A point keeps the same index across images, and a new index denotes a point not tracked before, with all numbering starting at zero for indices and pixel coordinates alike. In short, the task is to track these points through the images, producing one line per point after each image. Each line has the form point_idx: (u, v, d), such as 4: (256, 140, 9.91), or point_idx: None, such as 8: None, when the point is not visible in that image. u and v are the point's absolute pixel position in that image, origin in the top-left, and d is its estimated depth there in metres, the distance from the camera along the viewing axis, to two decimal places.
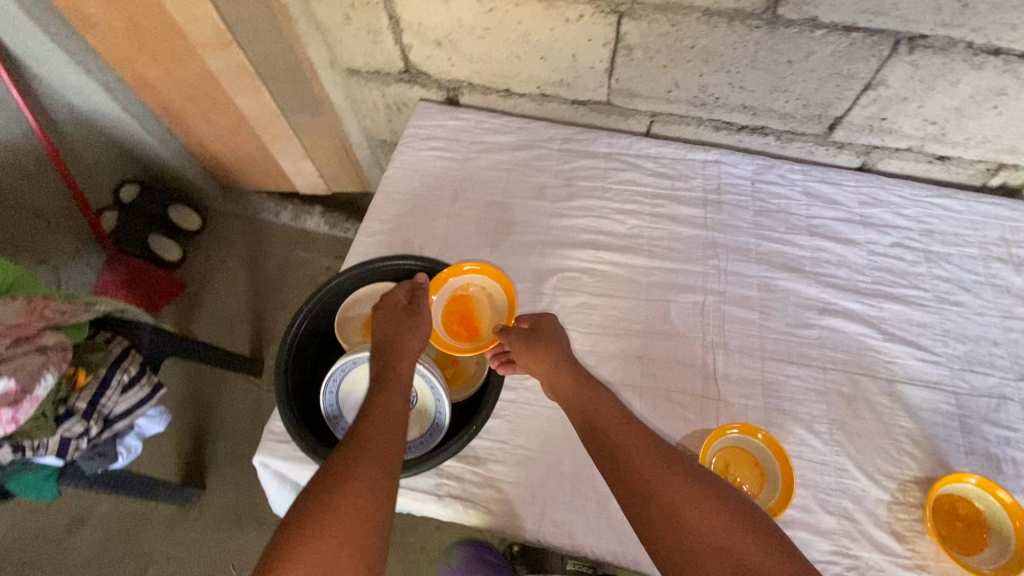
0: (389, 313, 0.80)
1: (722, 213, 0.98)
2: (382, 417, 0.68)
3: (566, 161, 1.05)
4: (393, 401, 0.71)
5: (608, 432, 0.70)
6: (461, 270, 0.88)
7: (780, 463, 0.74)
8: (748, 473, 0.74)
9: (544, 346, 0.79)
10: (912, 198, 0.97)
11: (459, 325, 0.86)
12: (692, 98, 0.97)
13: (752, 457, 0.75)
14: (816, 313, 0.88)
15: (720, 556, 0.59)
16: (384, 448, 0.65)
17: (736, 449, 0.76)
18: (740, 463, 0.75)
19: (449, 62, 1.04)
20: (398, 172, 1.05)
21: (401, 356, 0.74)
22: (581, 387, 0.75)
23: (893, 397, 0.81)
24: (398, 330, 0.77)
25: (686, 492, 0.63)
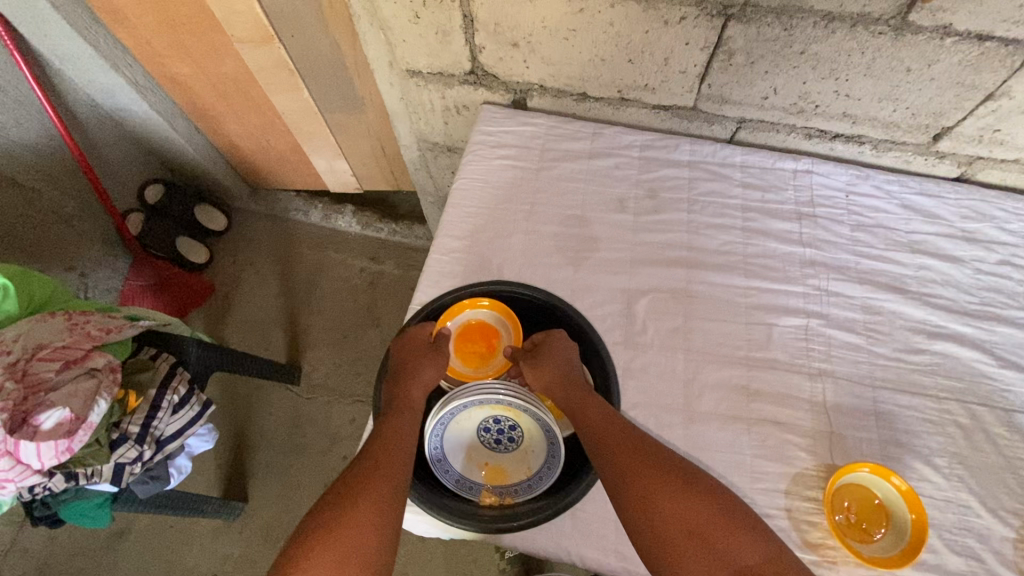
0: (404, 343, 0.76)
1: (818, 228, 0.93)
2: (392, 435, 0.67)
3: (647, 170, 0.99)
4: (404, 421, 0.69)
5: (596, 433, 0.68)
6: (478, 304, 0.84)
7: (911, 504, 0.71)
8: (876, 515, 0.72)
9: (545, 361, 0.75)
10: (1016, 212, 0.93)
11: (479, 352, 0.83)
12: (789, 105, 0.91)
13: (878, 502, 0.73)
14: (925, 337, 0.84)
15: (690, 538, 0.59)
16: (394, 467, 0.64)
17: (863, 486, 0.74)
18: (866, 504, 0.73)
19: (524, 64, 0.97)
20: (469, 184, 0.99)
21: (414, 382, 0.72)
22: (573, 391, 0.72)
23: (1011, 427, 0.78)
24: (415, 359, 0.75)
25: (664, 484, 0.63)
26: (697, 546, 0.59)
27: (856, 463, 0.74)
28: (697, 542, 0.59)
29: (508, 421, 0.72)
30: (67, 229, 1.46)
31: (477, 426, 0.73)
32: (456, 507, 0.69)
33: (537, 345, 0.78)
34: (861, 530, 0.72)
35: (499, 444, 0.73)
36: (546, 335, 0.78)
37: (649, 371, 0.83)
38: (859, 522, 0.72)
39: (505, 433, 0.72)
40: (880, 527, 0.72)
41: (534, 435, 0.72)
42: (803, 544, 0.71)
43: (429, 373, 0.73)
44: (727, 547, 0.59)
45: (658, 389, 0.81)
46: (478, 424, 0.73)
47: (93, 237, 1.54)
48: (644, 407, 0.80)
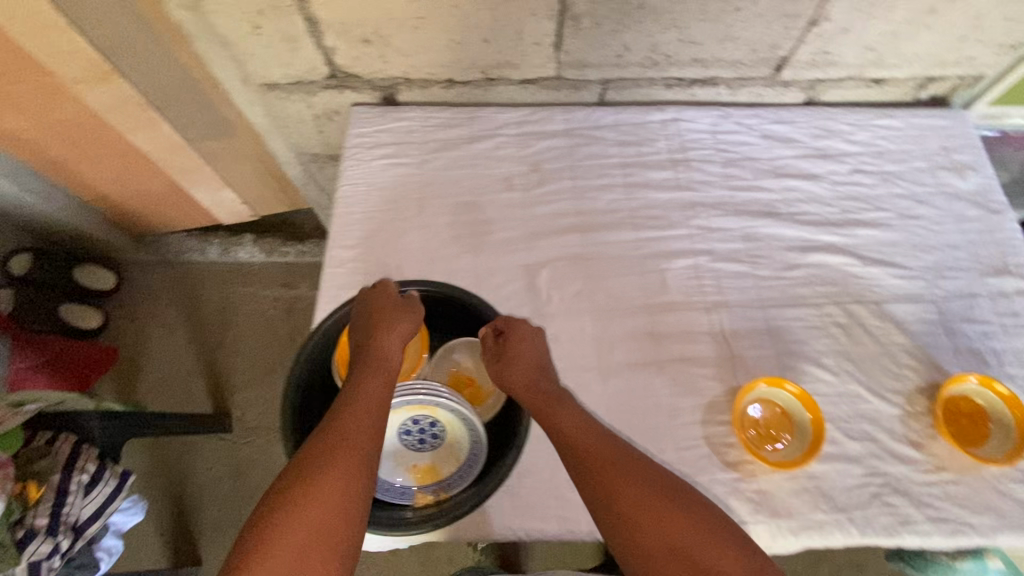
0: (377, 295, 0.74)
1: (691, 171, 0.98)
2: (363, 404, 0.64)
3: (527, 145, 1.00)
4: (377, 388, 0.66)
5: (573, 444, 0.65)
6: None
7: (806, 403, 0.78)
8: (780, 422, 0.78)
9: (514, 356, 0.71)
10: (858, 123, 1.02)
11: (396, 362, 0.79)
12: (644, 60, 0.95)
13: (780, 410, 0.79)
14: (800, 253, 0.91)
15: (673, 559, 0.57)
16: (364, 440, 0.61)
17: (765, 400, 0.80)
18: (770, 414, 0.79)
19: (382, 59, 0.96)
20: (352, 190, 0.96)
21: (390, 339, 0.69)
22: (544, 397, 0.69)
23: (883, 317, 0.86)
24: (391, 316, 0.72)
25: (646, 496, 0.61)
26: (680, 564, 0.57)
27: (753, 382, 0.80)
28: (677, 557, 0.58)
29: (428, 419, 0.72)
30: None
31: (399, 430, 0.72)
32: (386, 517, 0.67)
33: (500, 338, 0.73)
34: (772, 438, 0.78)
35: (423, 445, 0.72)
36: (507, 317, 0.75)
37: (560, 338, 0.85)
38: (768, 430, 0.78)
39: (427, 432, 0.72)
40: (785, 433, 0.78)
41: (455, 427, 0.71)
42: (725, 466, 0.76)
43: (405, 328, 0.71)
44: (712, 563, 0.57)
45: (573, 354, 0.84)
46: (398, 427, 0.72)
47: None
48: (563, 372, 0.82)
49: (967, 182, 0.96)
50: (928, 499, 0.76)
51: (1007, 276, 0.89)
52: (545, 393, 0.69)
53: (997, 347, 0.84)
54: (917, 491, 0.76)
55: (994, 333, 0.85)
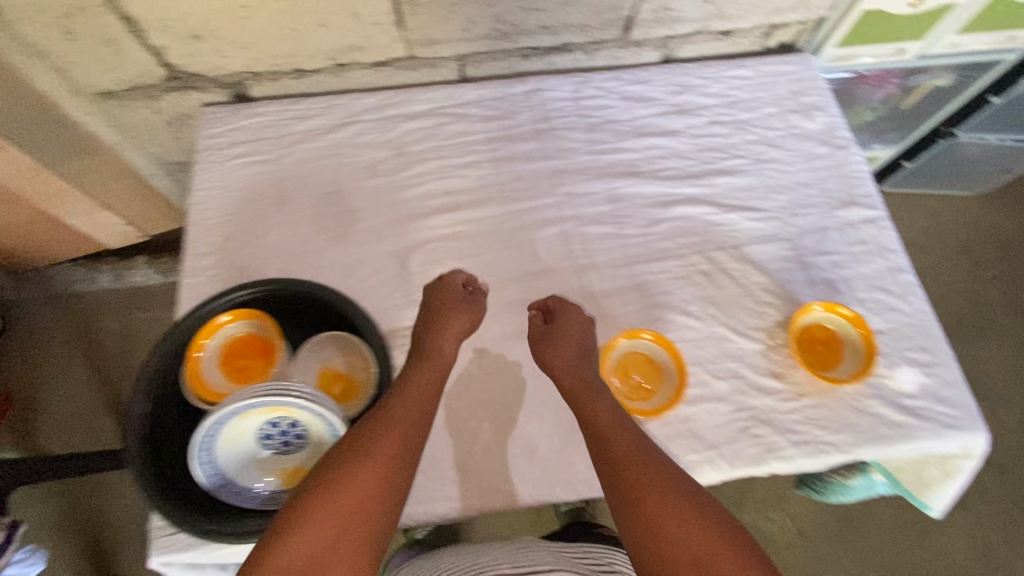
0: (443, 288, 0.74)
1: (556, 139, 0.99)
2: (417, 391, 0.62)
3: (389, 129, 0.98)
4: (424, 387, 0.63)
5: (600, 434, 0.59)
6: (217, 324, 0.74)
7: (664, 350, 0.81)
8: (649, 373, 0.80)
9: (562, 339, 0.70)
10: (713, 76, 1.04)
11: (255, 362, 0.75)
12: (492, 31, 0.94)
13: (645, 359, 0.81)
14: (663, 208, 0.94)
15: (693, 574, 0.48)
16: (412, 426, 0.58)
17: (630, 355, 0.81)
18: (637, 367, 0.80)
19: (219, 54, 0.92)
20: (208, 195, 0.92)
21: (445, 335, 0.68)
22: (584, 384, 0.66)
23: (743, 259, 0.90)
24: (448, 309, 0.71)
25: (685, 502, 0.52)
26: None
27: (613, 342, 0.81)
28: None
29: (288, 420, 0.68)
30: None
31: (256, 434, 0.68)
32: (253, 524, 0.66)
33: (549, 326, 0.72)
34: (645, 389, 0.79)
35: (288, 446, 0.69)
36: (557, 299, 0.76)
37: None
38: (639, 382, 0.80)
39: (290, 432, 0.69)
40: (655, 380, 0.80)
41: (316, 424, 0.68)
42: None
43: (459, 323, 0.70)
44: None
45: None
46: (256, 433, 0.68)
47: None
48: None
49: (815, 122, 1.01)
50: (791, 425, 0.80)
51: (854, 206, 0.94)
52: (585, 381, 0.66)
53: (847, 275, 0.89)
54: (780, 419, 0.80)
55: (844, 262, 0.90)
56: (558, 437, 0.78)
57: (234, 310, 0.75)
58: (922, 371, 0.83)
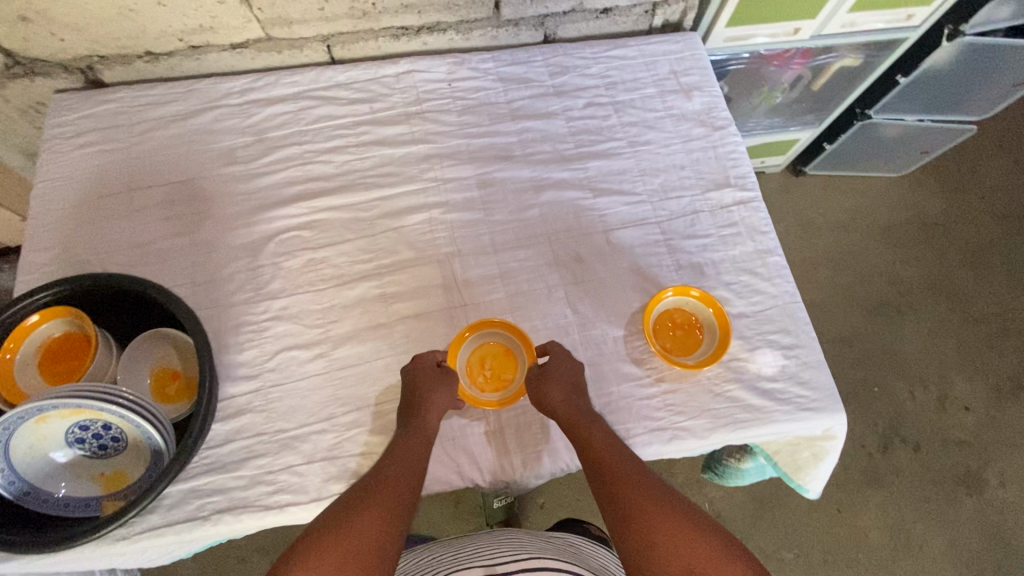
0: (417, 368, 0.74)
1: (427, 123, 0.95)
2: (404, 454, 0.67)
3: (251, 114, 0.94)
4: (416, 448, 0.68)
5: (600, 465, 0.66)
6: (27, 326, 0.69)
7: (497, 328, 0.80)
8: (501, 360, 0.79)
9: (555, 377, 0.73)
10: (593, 56, 1.02)
11: (67, 368, 0.69)
12: (350, 10, 0.91)
13: (496, 347, 0.80)
14: (534, 193, 0.91)
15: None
16: (405, 480, 0.65)
17: (474, 354, 0.79)
18: (487, 357, 0.80)
19: (55, 36, 0.86)
20: (50, 187, 0.87)
21: (432, 409, 0.71)
22: (577, 414, 0.71)
23: (611, 244, 0.88)
24: (431, 379, 0.73)
25: (670, 517, 0.59)
26: None
27: (453, 357, 0.78)
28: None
29: (99, 423, 0.64)
30: None
31: (64, 438, 0.64)
32: (57, 534, 0.62)
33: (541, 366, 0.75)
34: (502, 375, 0.79)
35: (105, 449, 0.66)
36: (554, 342, 0.78)
37: (285, 314, 0.81)
38: (492, 372, 0.79)
39: (103, 435, 0.65)
40: (507, 366, 0.79)
41: (129, 426, 0.64)
42: (451, 415, 0.77)
43: (443, 398, 0.72)
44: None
45: (298, 327, 0.81)
46: (64, 436, 0.64)
47: None
48: (285, 350, 0.79)
49: (694, 103, 0.99)
50: (649, 412, 0.78)
51: (727, 188, 0.93)
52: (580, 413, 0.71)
53: (715, 259, 0.88)
54: (638, 406, 0.78)
55: (714, 245, 0.88)
56: None
57: (43, 308, 0.70)
58: (782, 353, 0.82)
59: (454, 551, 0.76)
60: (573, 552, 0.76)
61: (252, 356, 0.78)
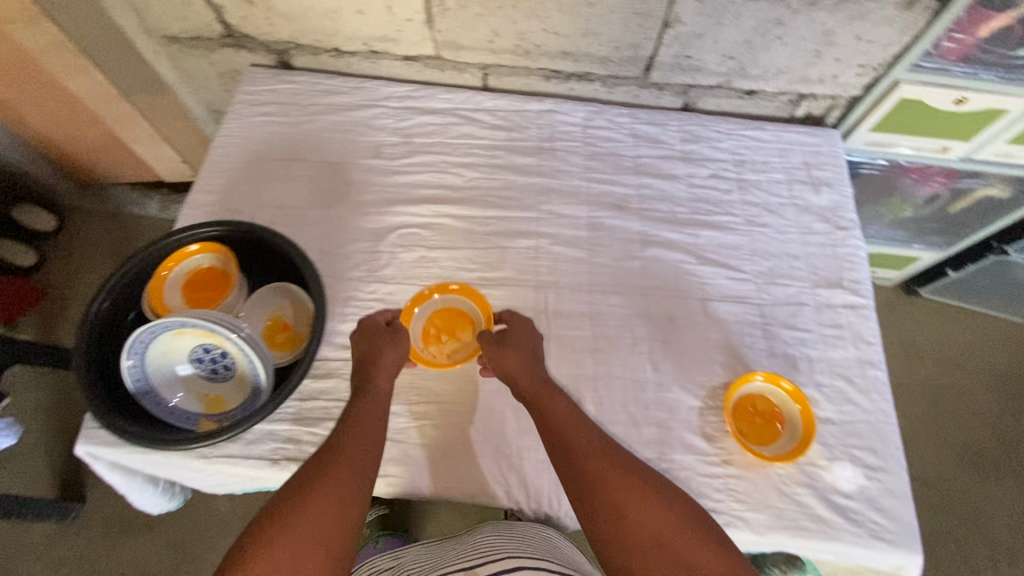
0: (366, 330, 0.78)
1: (555, 160, 1.01)
2: (362, 423, 0.68)
3: (403, 118, 1.04)
4: (372, 414, 0.69)
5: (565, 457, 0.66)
6: (186, 253, 0.80)
7: (451, 291, 0.87)
8: (454, 323, 0.85)
9: (508, 350, 0.74)
10: (728, 132, 1.04)
11: (206, 296, 0.79)
12: (514, 47, 0.99)
13: (451, 308, 0.86)
14: (640, 246, 0.93)
15: (656, 550, 0.58)
16: (362, 448, 0.65)
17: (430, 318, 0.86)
18: (442, 318, 0.85)
19: (268, 21, 1.01)
20: (227, 142, 1.01)
21: (380, 368, 0.73)
22: (542, 385, 0.71)
23: (706, 314, 0.87)
24: (375, 343, 0.76)
25: (636, 497, 0.61)
26: (663, 555, 0.58)
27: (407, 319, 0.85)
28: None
29: (219, 349, 0.73)
30: None
31: (187, 355, 0.73)
32: (160, 436, 0.70)
33: (501, 333, 0.77)
34: (457, 337, 0.84)
35: (216, 374, 0.74)
36: (513, 312, 0.81)
37: (388, 299, 0.88)
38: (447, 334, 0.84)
39: (219, 362, 0.73)
40: (461, 328, 0.85)
41: (242, 359, 0.72)
42: (513, 433, 0.79)
43: (392, 356, 0.74)
44: (691, 554, 0.58)
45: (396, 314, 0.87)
46: (188, 353, 0.73)
47: None
48: None
49: (821, 198, 0.98)
50: (708, 490, 0.76)
51: (838, 289, 0.90)
52: (542, 389, 0.71)
53: (812, 356, 0.85)
54: (697, 480, 0.76)
55: (813, 342, 0.86)
56: (473, 442, 0.79)
57: (204, 242, 0.81)
58: (863, 472, 0.78)
59: (444, 554, 0.76)
60: (566, 557, 0.72)
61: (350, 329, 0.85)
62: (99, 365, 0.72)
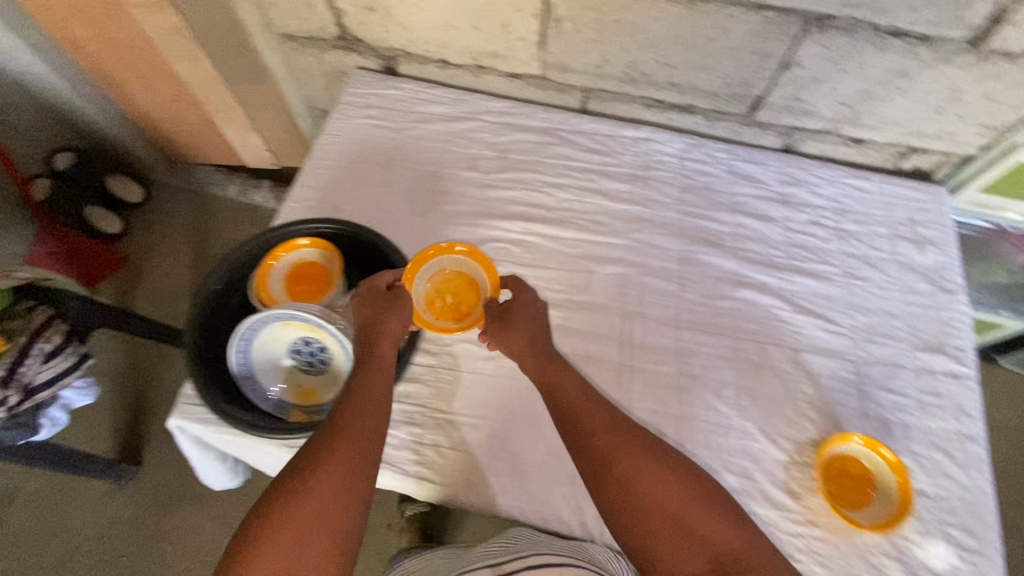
0: (366, 292, 0.74)
1: (649, 189, 1.00)
2: (364, 397, 0.65)
3: (500, 133, 1.06)
4: (375, 383, 0.67)
5: (574, 427, 0.66)
6: (296, 244, 0.83)
7: (456, 253, 0.84)
8: (459, 287, 0.83)
9: (514, 326, 0.74)
10: (829, 178, 1.01)
11: (309, 290, 0.81)
12: (621, 74, 0.99)
13: (456, 272, 0.84)
14: (732, 286, 0.91)
15: (670, 524, 0.58)
16: (363, 422, 0.63)
17: (432, 280, 0.82)
18: (445, 281, 0.83)
19: (384, 29, 1.04)
20: (330, 140, 1.04)
21: (383, 337, 0.71)
22: (546, 358, 0.72)
23: (797, 364, 0.85)
24: (376, 309, 0.73)
25: (653, 477, 0.61)
26: (675, 530, 0.58)
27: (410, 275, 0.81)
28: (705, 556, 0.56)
29: (319, 343, 0.75)
30: None
31: (288, 346, 0.75)
32: (255, 420, 0.72)
33: (507, 307, 0.77)
34: (459, 303, 0.82)
35: (311, 367, 0.76)
36: (517, 278, 0.80)
37: None
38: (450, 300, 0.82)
39: (316, 355, 0.75)
40: (464, 294, 0.83)
41: (339, 356, 0.74)
42: None
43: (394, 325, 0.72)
44: (706, 529, 0.58)
45: None
46: (288, 344, 0.75)
47: None
48: (465, 341, 0.86)
49: (925, 257, 0.94)
50: (790, 549, 0.73)
51: (939, 355, 0.86)
52: (544, 363, 0.71)
53: (908, 422, 0.81)
54: (778, 537, 0.74)
55: (910, 407, 0.82)
56: (550, 466, 0.78)
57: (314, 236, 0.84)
58: (959, 553, 0.73)
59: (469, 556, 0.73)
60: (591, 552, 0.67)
61: (437, 336, 0.86)
62: (204, 345, 0.76)
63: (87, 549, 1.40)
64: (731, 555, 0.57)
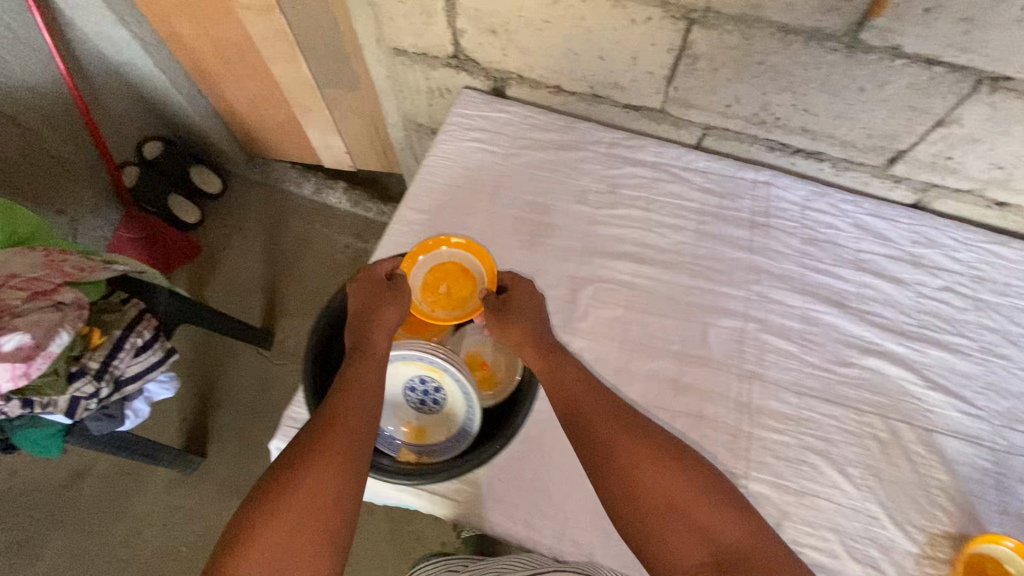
0: (367, 276, 0.76)
1: (768, 238, 0.95)
2: (358, 385, 0.64)
3: (611, 166, 1.02)
4: (370, 374, 0.65)
5: (571, 413, 0.66)
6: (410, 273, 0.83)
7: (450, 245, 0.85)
8: (454, 278, 0.83)
9: (510, 317, 0.74)
10: (965, 242, 0.94)
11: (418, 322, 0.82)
12: (750, 115, 0.94)
13: (451, 264, 0.84)
14: (858, 352, 0.86)
15: (673, 517, 0.57)
16: (357, 408, 0.62)
17: (429, 271, 0.84)
18: (442, 273, 0.84)
19: (502, 51, 1.01)
20: (437, 162, 1.02)
21: (376, 325, 0.70)
22: (546, 348, 0.72)
23: (929, 446, 0.79)
24: (375, 296, 0.74)
25: (649, 475, 0.59)
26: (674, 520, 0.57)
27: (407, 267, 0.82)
28: (706, 548, 0.55)
29: (435, 382, 0.75)
30: (63, 173, 1.50)
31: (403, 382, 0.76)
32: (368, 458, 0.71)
33: (506, 298, 0.77)
34: (454, 294, 0.83)
35: (424, 405, 0.75)
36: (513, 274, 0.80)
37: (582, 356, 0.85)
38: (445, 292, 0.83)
39: (431, 394, 0.75)
40: (461, 285, 0.83)
41: (455, 398, 0.74)
42: None
43: (390, 314, 0.72)
44: (713, 523, 0.56)
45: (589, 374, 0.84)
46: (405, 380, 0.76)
47: (87, 183, 1.58)
48: None
49: None
50: None
51: None
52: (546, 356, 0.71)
53: None
54: None
55: None
56: None
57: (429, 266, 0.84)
58: None
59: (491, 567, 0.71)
60: None
61: None
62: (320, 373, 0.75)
63: (148, 535, 1.42)
64: (739, 554, 0.54)
